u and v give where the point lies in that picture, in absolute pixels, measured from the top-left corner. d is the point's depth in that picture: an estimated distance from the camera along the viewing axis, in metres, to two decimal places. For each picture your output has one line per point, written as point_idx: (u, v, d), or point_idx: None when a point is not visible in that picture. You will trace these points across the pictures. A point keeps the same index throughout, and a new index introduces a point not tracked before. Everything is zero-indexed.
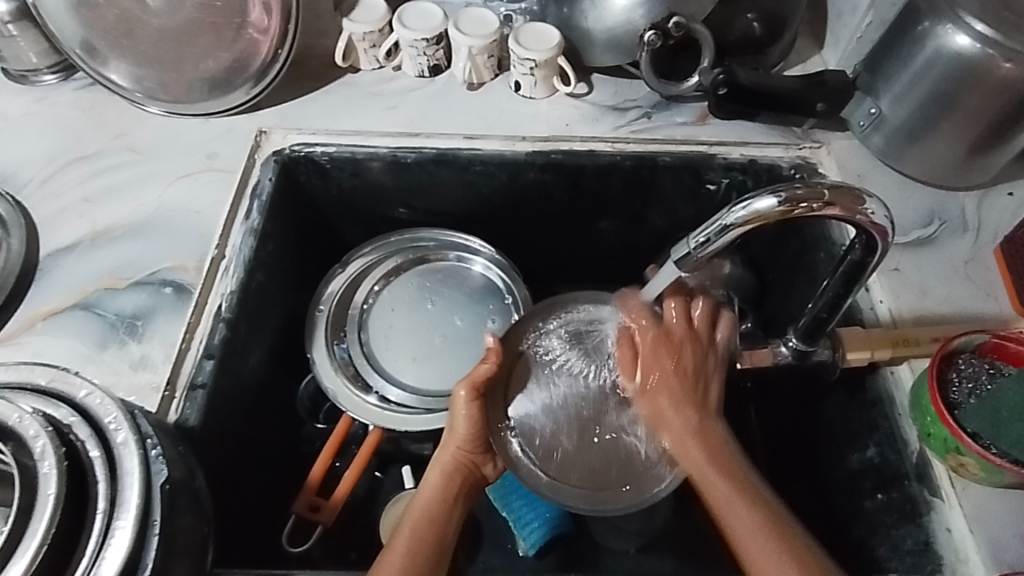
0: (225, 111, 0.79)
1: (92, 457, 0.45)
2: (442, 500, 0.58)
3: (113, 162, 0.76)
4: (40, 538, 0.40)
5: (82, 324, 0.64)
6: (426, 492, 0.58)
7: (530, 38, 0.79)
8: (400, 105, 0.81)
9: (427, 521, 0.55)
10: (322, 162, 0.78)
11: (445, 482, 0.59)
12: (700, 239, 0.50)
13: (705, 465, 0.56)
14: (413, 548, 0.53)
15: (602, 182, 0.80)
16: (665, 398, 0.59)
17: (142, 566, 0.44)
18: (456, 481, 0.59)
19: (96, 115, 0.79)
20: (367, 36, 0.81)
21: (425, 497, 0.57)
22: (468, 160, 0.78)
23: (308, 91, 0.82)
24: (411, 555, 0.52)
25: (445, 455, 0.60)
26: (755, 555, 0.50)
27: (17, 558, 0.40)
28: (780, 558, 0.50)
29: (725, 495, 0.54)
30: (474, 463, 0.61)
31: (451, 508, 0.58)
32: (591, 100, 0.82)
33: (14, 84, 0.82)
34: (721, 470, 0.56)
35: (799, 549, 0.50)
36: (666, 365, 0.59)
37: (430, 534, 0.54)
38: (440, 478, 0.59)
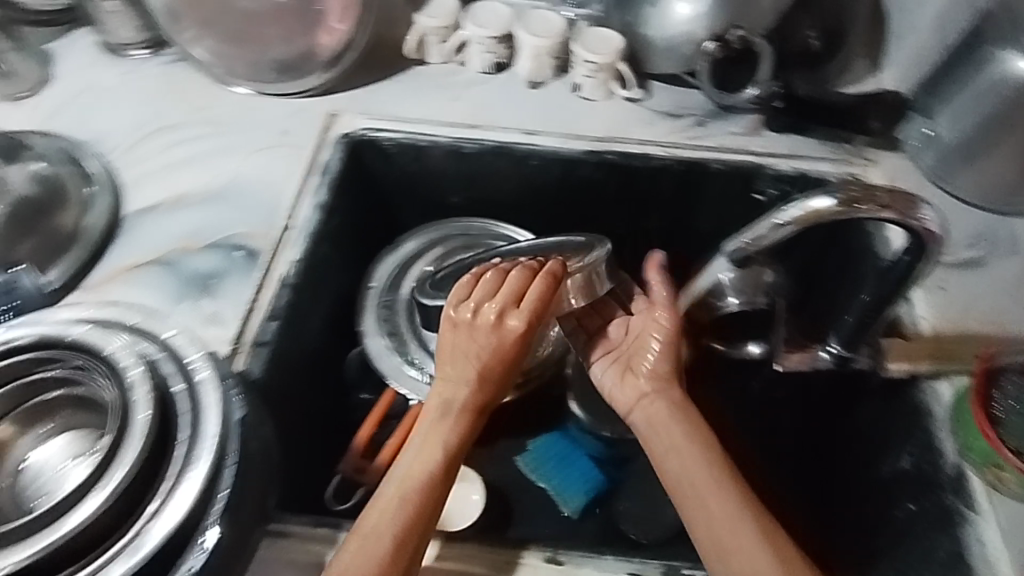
0: (302, 93, 0.84)
1: (175, 389, 0.50)
2: (429, 469, 0.55)
3: (196, 133, 0.80)
4: (133, 454, 0.45)
5: (160, 279, 0.68)
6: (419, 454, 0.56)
7: (593, 41, 0.84)
8: (464, 97, 0.86)
9: (413, 496, 0.53)
10: (385, 147, 0.82)
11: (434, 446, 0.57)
12: (753, 235, 0.54)
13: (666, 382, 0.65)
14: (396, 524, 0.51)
15: (653, 184, 0.83)
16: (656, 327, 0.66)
17: (218, 492, 0.48)
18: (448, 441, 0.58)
19: (180, 89, 0.84)
20: (438, 30, 0.85)
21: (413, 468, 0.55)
22: (525, 154, 0.83)
23: (378, 78, 0.86)
24: (405, 532, 0.51)
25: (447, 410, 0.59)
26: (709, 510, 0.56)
27: (116, 468, 0.44)
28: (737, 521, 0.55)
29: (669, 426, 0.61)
30: (497, 398, 0.62)
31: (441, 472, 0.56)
32: (648, 105, 0.86)
33: (107, 55, 0.87)
34: (708, 483, 0.57)
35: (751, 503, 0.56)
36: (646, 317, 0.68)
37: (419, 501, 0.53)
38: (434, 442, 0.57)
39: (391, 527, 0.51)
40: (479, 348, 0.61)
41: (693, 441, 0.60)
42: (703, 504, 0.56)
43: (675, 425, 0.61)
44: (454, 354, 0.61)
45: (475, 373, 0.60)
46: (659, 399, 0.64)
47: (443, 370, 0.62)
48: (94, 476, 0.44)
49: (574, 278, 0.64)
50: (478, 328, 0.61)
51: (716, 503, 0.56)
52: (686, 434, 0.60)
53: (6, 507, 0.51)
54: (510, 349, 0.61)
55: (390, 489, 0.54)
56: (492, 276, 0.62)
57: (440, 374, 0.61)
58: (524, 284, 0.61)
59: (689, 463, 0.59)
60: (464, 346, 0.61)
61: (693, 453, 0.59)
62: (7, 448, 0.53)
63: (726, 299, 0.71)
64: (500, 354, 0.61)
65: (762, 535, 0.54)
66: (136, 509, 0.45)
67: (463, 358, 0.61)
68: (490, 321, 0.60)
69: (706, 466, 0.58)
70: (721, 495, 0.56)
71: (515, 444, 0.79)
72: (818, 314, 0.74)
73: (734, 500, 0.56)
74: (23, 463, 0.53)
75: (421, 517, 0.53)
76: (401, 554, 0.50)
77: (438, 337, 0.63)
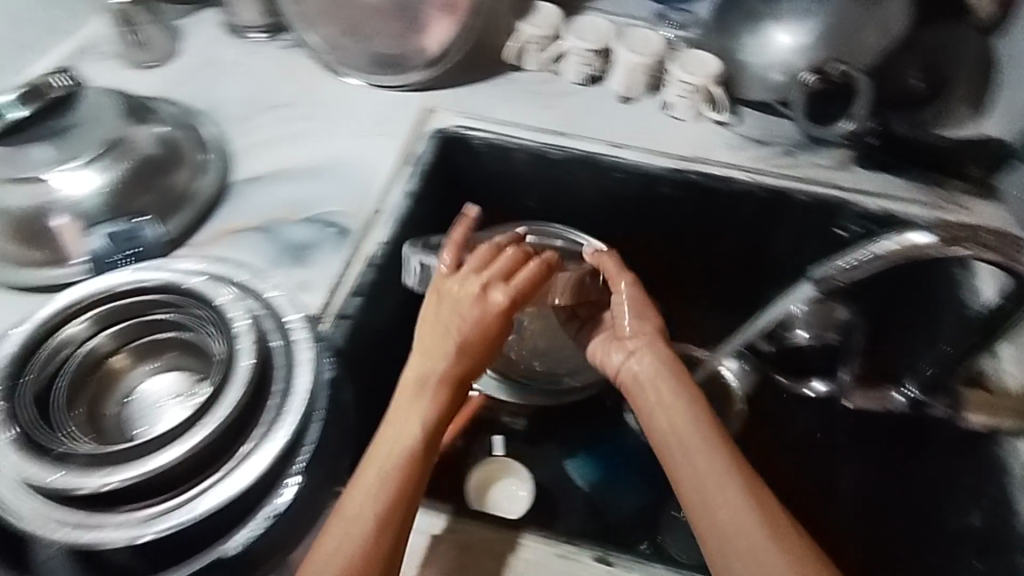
0: (404, 86, 0.88)
1: (273, 344, 0.57)
2: (410, 441, 0.55)
3: (303, 113, 0.85)
4: (239, 395, 0.52)
5: (258, 244, 0.72)
6: (400, 427, 0.56)
7: (691, 63, 0.85)
8: (556, 105, 0.89)
9: (397, 469, 0.53)
10: (475, 145, 0.85)
11: (417, 419, 0.56)
12: (846, 264, 0.57)
13: (664, 366, 0.60)
14: (377, 498, 0.51)
15: (733, 207, 0.83)
16: (647, 316, 0.64)
17: (307, 441, 0.55)
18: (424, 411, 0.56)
19: (292, 73, 0.90)
20: (540, 39, 0.89)
21: (397, 445, 0.54)
22: (609, 165, 0.84)
23: (476, 80, 0.90)
24: (387, 512, 0.51)
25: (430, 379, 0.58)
26: (718, 508, 0.50)
27: (220, 407, 0.52)
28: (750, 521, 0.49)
29: (668, 413, 0.56)
30: (476, 372, 0.60)
31: (419, 445, 0.55)
32: (737, 130, 0.87)
33: (228, 34, 0.93)
34: (716, 472, 0.52)
35: (766, 504, 0.50)
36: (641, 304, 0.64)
37: (400, 478, 0.52)
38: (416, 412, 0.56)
39: (373, 508, 0.51)
40: (461, 318, 0.59)
41: (697, 429, 0.55)
42: (709, 499, 0.51)
43: (676, 411, 0.56)
44: (437, 324, 0.60)
45: (456, 342, 0.59)
46: (660, 382, 0.58)
47: (422, 342, 0.60)
48: (203, 409, 0.51)
49: (564, 276, 0.73)
50: (461, 299, 0.60)
51: (725, 498, 0.51)
52: (689, 424, 0.55)
53: (110, 428, 0.57)
54: (495, 322, 0.60)
55: (371, 467, 0.53)
56: (487, 252, 0.64)
57: (420, 342, 0.60)
58: (517, 264, 0.62)
59: (677, 420, 0.56)
60: (446, 315, 0.60)
61: (699, 444, 0.54)
62: (123, 375, 0.60)
63: (795, 331, 0.72)
64: (484, 329, 0.60)
65: (778, 538, 0.48)
66: (236, 445, 0.52)
67: (441, 325, 0.60)
68: (473, 292, 0.60)
69: (693, 422, 0.55)
70: (712, 456, 0.53)
71: (566, 450, 0.78)
72: (894, 364, 0.74)
73: (721, 458, 0.53)
74: (131, 394, 0.60)
75: (408, 492, 0.52)
76: (384, 535, 0.50)
77: (423, 307, 0.62)
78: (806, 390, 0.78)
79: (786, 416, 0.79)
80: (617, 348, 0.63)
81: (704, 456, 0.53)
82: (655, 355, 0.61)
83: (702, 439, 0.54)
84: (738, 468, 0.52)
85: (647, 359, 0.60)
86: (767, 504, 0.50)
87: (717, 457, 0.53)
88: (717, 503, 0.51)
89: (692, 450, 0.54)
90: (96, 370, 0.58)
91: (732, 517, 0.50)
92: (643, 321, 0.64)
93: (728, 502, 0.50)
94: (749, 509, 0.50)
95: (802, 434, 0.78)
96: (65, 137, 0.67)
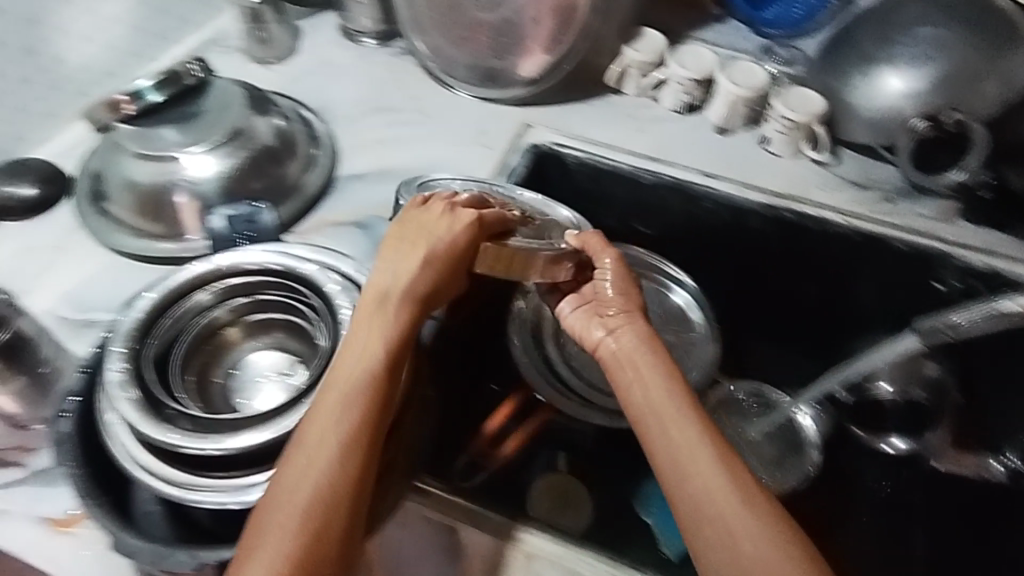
0: (504, 100, 0.91)
1: None
2: (371, 362, 0.55)
3: (406, 118, 0.89)
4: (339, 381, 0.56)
5: (355, 238, 0.75)
6: (367, 343, 0.56)
7: (794, 99, 0.84)
8: (651, 131, 0.89)
9: (363, 391, 0.54)
10: (568, 161, 0.86)
11: (381, 338, 0.57)
12: (964, 319, 0.71)
13: (643, 342, 0.60)
14: (348, 420, 0.52)
15: (823, 249, 0.81)
16: (625, 289, 0.65)
17: None
18: (387, 338, 0.57)
19: (399, 79, 0.93)
20: (642, 65, 0.89)
21: (360, 361, 0.55)
22: (701, 195, 0.83)
23: (575, 99, 0.92)
24: (352, 435, 0.51)
25: (395, 305, 0.58)
26: (696, 480, 0.51)
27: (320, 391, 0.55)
28: (727, 493, 0.50)
29: (648, 388, 0.57)
30: (432, 293, 0.60)
31: (376, 366, 0.55)
32: (836, 171, 0.85)
33: (343, 38, 0.98)
34: (697, 447, 0.53)
35: (741, 478, 0.51)
36: (620, 280, 0.65)
37: (360, 397, 0.53)
38: (381, 332, 0.57)
39: (337, 428, 0.51)
40: (428, 232, 0.62)
41: (676, 403, 0.56)
42: (688, 471, 0.52)
43: (656, 387, 0.57)
44: (400, 242, 0.62)
45: (421, 256, 0.60)
46: (640, 357, 0.59)
47: (388, 255, 0.61)
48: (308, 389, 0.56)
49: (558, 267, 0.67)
50: (432, 215, 0.63)
51: (705, 471, 0.51)
52: (669, 399, 0.56)
53: (216, 398, 0.60)
54: (461, 236, 0.62)
55: (334, 388, 0.54)
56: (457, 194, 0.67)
57: (391, 252, 0.61)
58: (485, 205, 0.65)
59: (655, 394, 0.57)
60: (413, 233, 0.62)
61: (681, 419, 0.55)
62: (234, 346, 0.63)
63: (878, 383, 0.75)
64: (450, 243, 0.61)
65: (752, 510, 0.50)
66: None
67: (408, 238, 0.62)
68: (443, 207, 0.63)
69: (668, 394, 0.56)
70: (689, 430, 0.54)
71: (630, 470, 0.74)
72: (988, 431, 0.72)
73: (695, 428, 0.54)
74: (238, 364, 0.63)
75: (370, 412, 0.53)
76: (350, 459, 0.51)
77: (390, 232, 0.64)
78: (884, 446, 0.75)
79: (852, 470, 0.74)
80: (599, 324, 0.63)
81: (683, 429, 0.54)
82: (631, 330, 0.61)
83: (682, 414, 0.55)
84: (721, 445, 0.53)
85: (627, 334, 0.61)
86: (742, 477, 0.51)
87: (697, 433, 0.54)
88: (694, 475, 0.51)
89: (671, 423, 0.54)
90: (212, 338, 0.62)
91: (709, 488, 0.51)
92: (625, 296, 0.64)
93: (705, 475, 0.51)
94: (727, 481, 0.51)
95: (869, 492, 0.73)
96: (193, 122, 0.72)
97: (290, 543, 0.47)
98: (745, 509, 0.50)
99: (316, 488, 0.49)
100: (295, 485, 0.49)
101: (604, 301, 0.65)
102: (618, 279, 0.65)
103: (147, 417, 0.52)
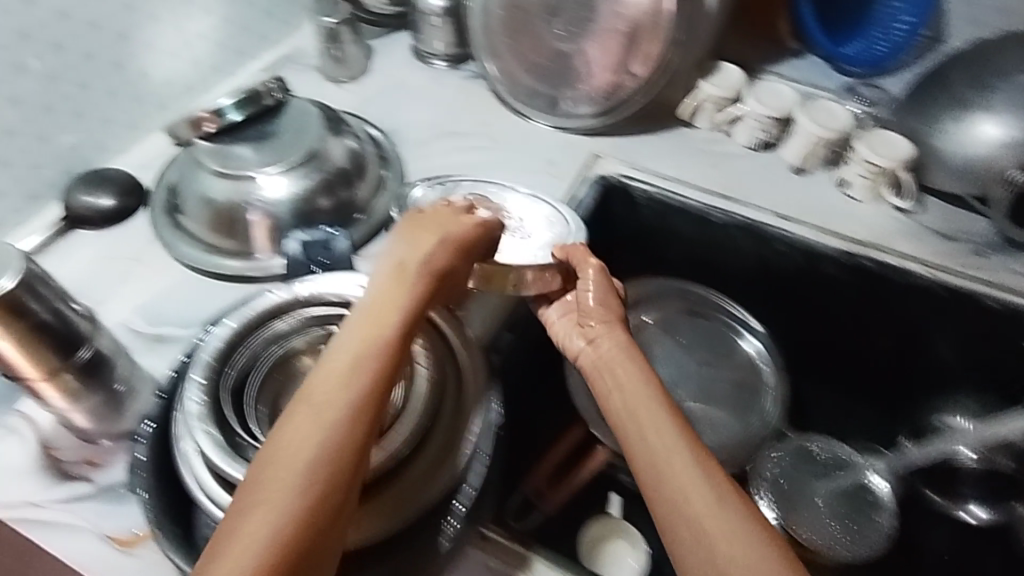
0: (574, 130, 0.89)
1: (446, 379, 0.57)
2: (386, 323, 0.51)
3: (475, 144, 0.88)
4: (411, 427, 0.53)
5: None
6: (380, 304, 0.52)
7: (879, 143, 0.81)
8: (722, 166, 0.86)
9: (371, 348, 0.49)
10: (637, 196, 0.84)
11: (394, 301, 0.53)
12: None
13: (624, 353, 0.59)
14: (347, 375, 0.47)
15: (905, 303, 0.78)
16: (609, 300, 0.64)
17: (464, 485, 0.54)
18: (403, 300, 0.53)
19: (469, 103, 0.93)
20: (719, 100, 0.87)
21: (362, 322, 0.51)
22: (773, 237, 0.80)
23: (646, 132, 0.90)
24: (361, 399, 0.46)
25: (411, 273, 0.55)
26: (675, 482, 0.47)
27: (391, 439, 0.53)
28: (706, 491, 0.46)
29: (626, 393, 0.55)
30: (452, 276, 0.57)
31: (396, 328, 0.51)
32: (920, 219, 0.81)
33: (415, 60, 0.98)
34: (676, 449, 0.49)
35: (720, 480, 0.47)
36: (603, 290, 0.65)
37: (373, 355, 0.49)
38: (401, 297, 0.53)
39: (343, 396, 0.46)
40: (446, 220, 0.60)
41: (654, 404, 0.53)
42: (666, 473, 0.48)
43: (633, 393, 0.54)
44: (416, 228, 0.59)
45: (437, 235, 0.58)
46: (622, 366, 0.57)
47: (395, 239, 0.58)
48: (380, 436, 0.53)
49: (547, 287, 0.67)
50: (445, 211, 0.61)
51: (681, 472, 0.47)
52: (648, 403, 0.53)
53: None
54: (472, 228, 0.60)
55: (341, 354, 0.48)
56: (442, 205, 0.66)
57: (404, 237, 0.58)
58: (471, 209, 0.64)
59: (633, 396, 0.54)
60: (428, 219, 0.60)
61: (660, 422, 0.51)
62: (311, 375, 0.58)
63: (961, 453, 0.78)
64: (466, 231, 0.59)
65: (732, 509, 0.45)
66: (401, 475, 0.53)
67: (421, 225, 0.59)
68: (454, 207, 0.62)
69: (647, 398, 0.53)
70: (665, 428, 0.50)
71: None
72: None
73: (672, 431, 0.50)
74: None
75: (381, 369, 0.48)
76: (361, 419, 0.45)
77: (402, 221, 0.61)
78: (959, 513, 0.78)
79: (923, 534, 0.76)
80: (579, 334, 0.63)
81: (662, 430, 0.50)
82: (612, 340, 0.61)
83: (662, 417, 0.52)
84: (700, 448, 0.49)
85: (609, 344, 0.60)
86: (721, 478, 0.47)
87: (678, 436, 0.50)
88: (672, 476, 0.47)
89: (648, 426, 0.51)
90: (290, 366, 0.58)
91: (687, 489, 0.46)
92: (604, 306, 0.64)
93: (683, 476, 0.47)
94: (705, 482, 0.47)
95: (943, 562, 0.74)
96: (269, 142, 0.73)
97: (291, 500, 0.42)
98: (727, 509, 0.45)
99: (315, 461, 0.43)
100: (291, 454, 0.44)
101: (585, 310, 0.64)
102: (601, 287, 0.65)
103: (228, 456, 0.50)
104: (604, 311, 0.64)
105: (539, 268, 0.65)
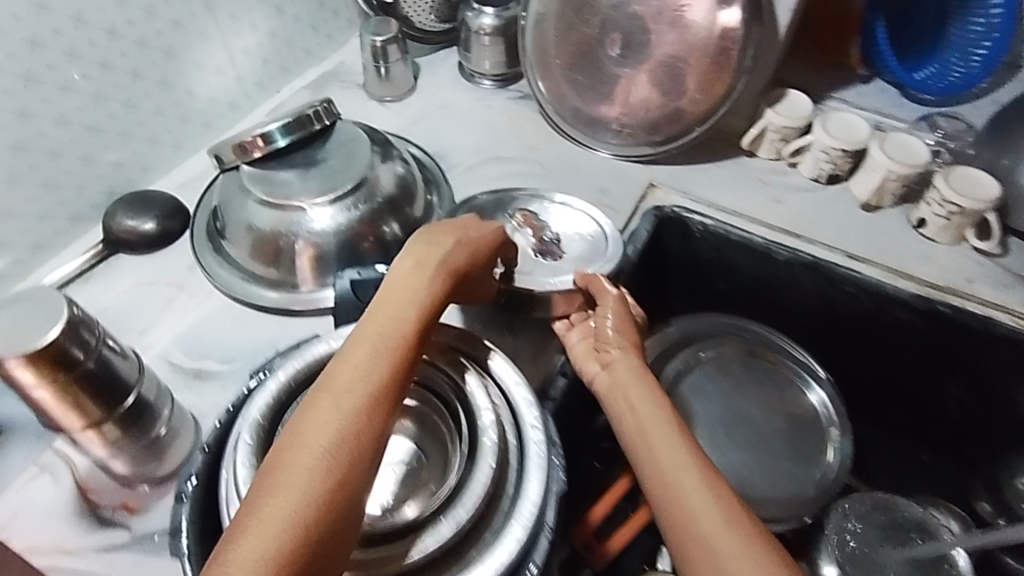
0: (627, 157, 0.85)
1: (511, 443, 0.52)
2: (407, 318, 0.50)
3: (525, 170, 0.85)
4: (473, 498, 0.48)
5: None
6: (398, 296, 0.51)
7: (963, 181, 0.74)
8: (787, 201, 0.82)
9: (391, 341, 0.48)
10: (694, 229, 0.80)
11: (414, 297, 0.51)
12: None
13: (638, 373, 0.58)
14: (366, 366, 0.46)
15: (983, 351, 0.73)
16: (624, 320, 0.63)
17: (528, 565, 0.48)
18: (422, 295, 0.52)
19: (518, 126, 0.90)
20: (783, 129, 0.82)
21: (384, 313, 0.50)
22: (841, 278, 0.76)
23: (704, 160, 0.85)
24: (382, 388, 0.45)
25: (428, 270, 0.54)
26: (691, 514, 0.47)
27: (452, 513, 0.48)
28: (724, 526, 0.46)
29: (641, 418, 0.54)
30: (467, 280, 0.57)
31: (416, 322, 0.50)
32: (1003, 262, 0.75)
33: (462, 79, 0.95)
34: (692, 481, 0.48)
35: (739, 515, 0.47)
36: (617, 311, 0.63)
37: (393, 349, 0.47)
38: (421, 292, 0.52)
39: (367, 385, 0.45)
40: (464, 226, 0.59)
41: (668, 431, 0.52)
42: (682, 505, 0.47)
43: (647, 417, 0.54)
44: (433, 231, 0.58)
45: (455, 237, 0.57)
46: (635, 387, 0.56)
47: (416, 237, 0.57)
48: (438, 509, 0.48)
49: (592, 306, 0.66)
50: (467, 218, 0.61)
51: (697, 505, 0.47)
52: (664, 429, 0.52)
53: None
54: (489, 236, 0.60)
55: (363, 344, 0.47)
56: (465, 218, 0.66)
57: (420, 239, 0.57)
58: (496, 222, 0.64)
59: (646, 421, 0.53)
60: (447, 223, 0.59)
61: (675, 449, 0.51)
62: None
63: None
64: (484, 236, 0.60)
65: (753, 549, 0.45)
66: (460, 553, 0.47)
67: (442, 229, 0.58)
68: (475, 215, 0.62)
69: (661, 424, 0.53)
70: (681, 458, 0.50)
71: None
72: None
73: (686, 457, 0.50)
74: None
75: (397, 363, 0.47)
76: (378, 412, 0.44)
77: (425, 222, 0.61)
78: None
79: None
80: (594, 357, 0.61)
81: (678, 459, 0.50)
82: (625, 359, 0.59)
83: (677, 444, 0.51)
84: (716, 480, 0.49)
85: (621, 361, 0.59)
86: (740, 513, 0.47)
87: (693, 468, 0.49)
88: (689, 508, 0.47)
89: (665, 453, 0.51)
90: None
91: (704, 523, 0.46)
92: (619, 325, 0.62)
93: (699, 507, 0.47)
94: (723, 515, 0.46)
95: None
96: (314, 170, 0.70)
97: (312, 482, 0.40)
98: (748, 545, 0.45)
99: (335, 448, 0.42)
100: (312, 442, 0.42)
101: (604, 338, 0.62)
102: (614, 306, 0.63)
103: None
104: (619, 329, 0.62)
105: (564, 292, 0.66)
